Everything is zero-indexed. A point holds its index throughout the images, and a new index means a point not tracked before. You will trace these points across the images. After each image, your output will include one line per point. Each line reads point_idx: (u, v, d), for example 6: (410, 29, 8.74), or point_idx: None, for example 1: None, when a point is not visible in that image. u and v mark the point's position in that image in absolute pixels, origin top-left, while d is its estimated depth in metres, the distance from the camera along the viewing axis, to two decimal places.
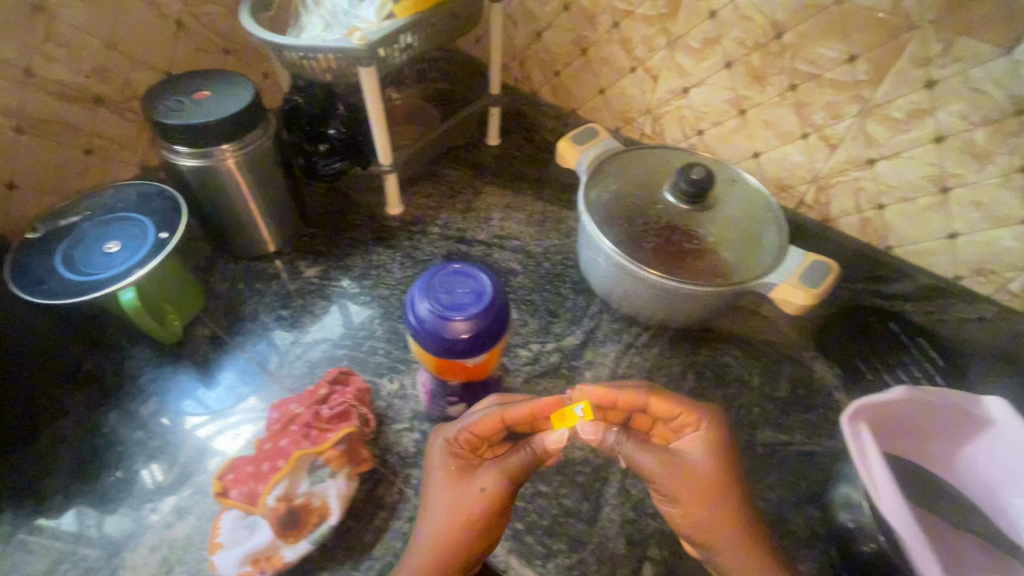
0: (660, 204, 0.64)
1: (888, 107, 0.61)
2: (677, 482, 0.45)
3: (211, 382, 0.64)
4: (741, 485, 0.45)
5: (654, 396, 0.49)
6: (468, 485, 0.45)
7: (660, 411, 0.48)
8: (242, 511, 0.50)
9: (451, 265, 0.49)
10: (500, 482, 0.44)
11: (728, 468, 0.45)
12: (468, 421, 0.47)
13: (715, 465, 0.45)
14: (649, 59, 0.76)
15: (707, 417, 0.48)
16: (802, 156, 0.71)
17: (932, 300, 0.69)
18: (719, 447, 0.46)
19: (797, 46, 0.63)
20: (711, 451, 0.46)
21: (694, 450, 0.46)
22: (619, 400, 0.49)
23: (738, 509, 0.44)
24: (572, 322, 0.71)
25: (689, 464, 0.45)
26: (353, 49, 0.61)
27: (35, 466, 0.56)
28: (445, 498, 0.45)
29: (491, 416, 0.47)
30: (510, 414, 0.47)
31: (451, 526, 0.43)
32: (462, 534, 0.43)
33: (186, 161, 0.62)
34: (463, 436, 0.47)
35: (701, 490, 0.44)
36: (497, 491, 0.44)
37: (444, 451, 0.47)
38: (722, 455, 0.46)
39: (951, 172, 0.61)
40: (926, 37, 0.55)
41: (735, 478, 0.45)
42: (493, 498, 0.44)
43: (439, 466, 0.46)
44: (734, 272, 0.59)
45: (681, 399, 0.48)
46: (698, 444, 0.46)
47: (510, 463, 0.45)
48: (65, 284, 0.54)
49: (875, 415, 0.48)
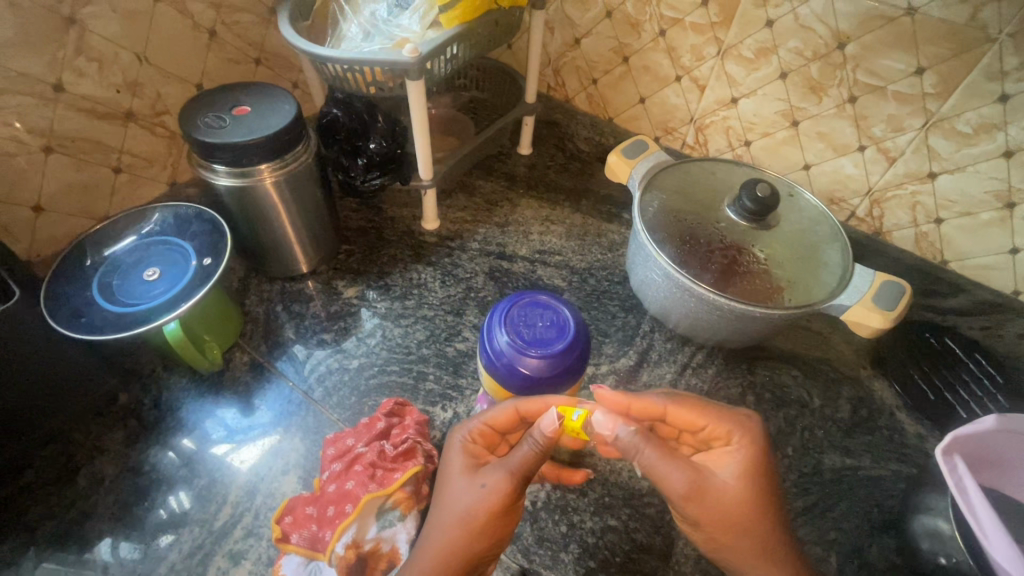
0: (721, 223, 0.61)
1: (955, 120, 0.58)
2: (701, 500, 0.41)
3: (252, 413, 0.61)
4: (774, 505, 0.42)
5: (677, 407, 0.46)
6: (473, 481, 0.41)
7: (682, 422, 0.46)
8: (304, 557, 0.49)
9: (537, 295, 0.49)
10: (503, 479, 0.40)
11: (757, 488, 0.42)
12: (483, 415, 0.45)
13: (742, 484, 0.42)
14: (696, 69, 0.73)
15: (737, 432, 0.45)
16: (856, 169, 0.68)
17: (993, 317, 0.65)
18: (746, 461, 0.43)
19: (860, 57, 0.61)
20: (739, 467, 0.43)
21: (720, 465, 0.44)
22: (636, 409, 0.47)
23: (764, 527, 0.42)
24: (624, 343, 0.69)
25: (712, 481, 0.42)
26: (402, 62, 0.57)
27: (74, 511, 0.53)
28: (450, 495, 0.42)
29: (505, 411, 0.45)
30: (523, 408, 0.44)
31: (453, 523, 0.40)
32: (464, 533, 0.40)
33: (224, 180, 0.58)
34: (477, 431, 0.45)
35: (725, 511, 0.41)
36: (501, 488, 0.40)
37: (455, 445, 0.44)
38: (752, 473, 0.43)
39: (1016, 187, 0.58)
40: (1005, 50, 0.53)
41: (763, 498, 0.42)
42: (497, 495, 0.40)
43: (450, 461, 0.44)
44: (807, 293, 0.56)
45: (706, 411, 0.46)
46: (727, 459, 0.44)
47: (515, 458, 0.41)
48: (106, 317, 0.52)
49: (965, 447, 0.47)
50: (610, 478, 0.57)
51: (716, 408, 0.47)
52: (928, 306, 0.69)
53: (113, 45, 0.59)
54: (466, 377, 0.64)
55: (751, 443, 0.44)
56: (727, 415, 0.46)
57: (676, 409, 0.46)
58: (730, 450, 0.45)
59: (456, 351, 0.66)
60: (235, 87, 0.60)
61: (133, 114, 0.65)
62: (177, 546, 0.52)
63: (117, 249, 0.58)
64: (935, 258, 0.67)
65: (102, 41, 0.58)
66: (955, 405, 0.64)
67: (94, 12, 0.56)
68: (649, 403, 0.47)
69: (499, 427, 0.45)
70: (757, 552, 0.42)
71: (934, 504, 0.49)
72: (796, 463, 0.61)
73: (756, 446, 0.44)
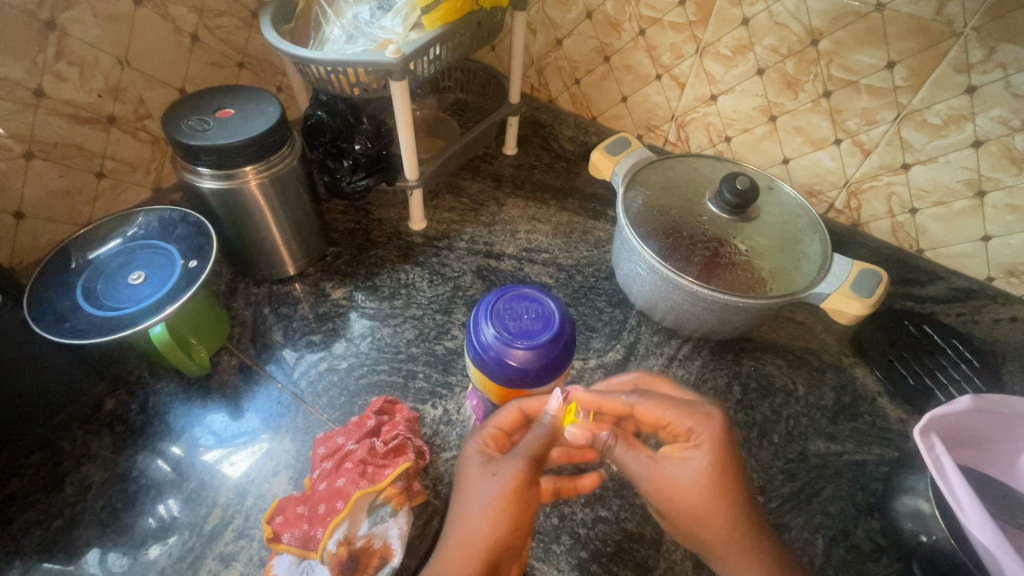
0: (704, 216, 0.62)
1: (926, 112, 0.60)
2: (658, 492, 0.44)
3: (241, 416, 0.61)
4: (732, 502, 0.41)
5: (642, 404, 0.46)
6: (490, 474, 0.41)
7: (649, 418, 0.46)
8: (296, 556, 0.49)
9: (522, 289, 0.50)
10: (517, 464, 0.41)
11: (714, 484, 0.41)
12: (492, 419, 0.45)
13: (698, 481, 0.41)
14: (675, 67, 0.75)
15: (702, 429, 0.43)
16: (833, 162, 0.69)
17: (968, 302, 0.67)
18: (704, 459, 0.42)
19: (833, 53, 0.62)
20: (696, 466, 0.42)
21: (680, 463, 0.43)
22: (605, 408, 0.48)
23: (721, 523, 0.41)
24: (611, 337, 0.70)
25: (667, 476, 0.43)
26: (385, 63, 0.57)
27: (62, 518, 0.52)
28: (468, 490, 0.41)
29: (510, 411, 0.45)
30: (527, 406, 0.45)
31: (475, 515, 0.39)
32: (489, 522, 0.39)
33: (209, 183, 0.57)
34: (486, 433, 0.45)
35: (679, 504, 0.42)
36: (520, 471, 0.41)
37: (468, 447, 0.44)
38: (711, 471, 0.41)
39: (986, 176, 0.60)
40: (970, 43, 0.54)
41: (721, 494, 0.41)
42: (519, 482, 0.40)
43: (466, 460, 0.43)
44: (789, 283, 0.57)
45: (668, 408, 0.45)
46: (686, 457, 0.43)
47: (528, 446, 0.43)
48: (91, 321, 0.51)
49: (942, 426, 0.48)
50: (601, 471, 0.57)
51: (680, 404, 0.45)
52: (906, 294, 0.71)
53: (95, 50, 0.59)
54: (455, 374, 0.64)
55: (711, 442, 0.42)
56: (689, 412, 0.44)
57: (640, 405, 0.46)
58: (692, 447, 0.43)
59: (445, 349, 0.67)
60: (218, 91, 0.60)
61: (115, 119, 0.65)
62: (166, 550, 0.52)
63: (103, 252, 0.58)
64: (911, 247, 0.69)
65: (84, 46, 0.58)
66: (934, 389, 0.65)
67: (74, 17, 0.56)
68: (615, 402, 0.47)
69: (506, 427, 0.45)
70: (715, 546, 0.41)
71: (915, 485, 0.50)
72: (783, 450, 0.62)
73: (715, 443, 0.42)
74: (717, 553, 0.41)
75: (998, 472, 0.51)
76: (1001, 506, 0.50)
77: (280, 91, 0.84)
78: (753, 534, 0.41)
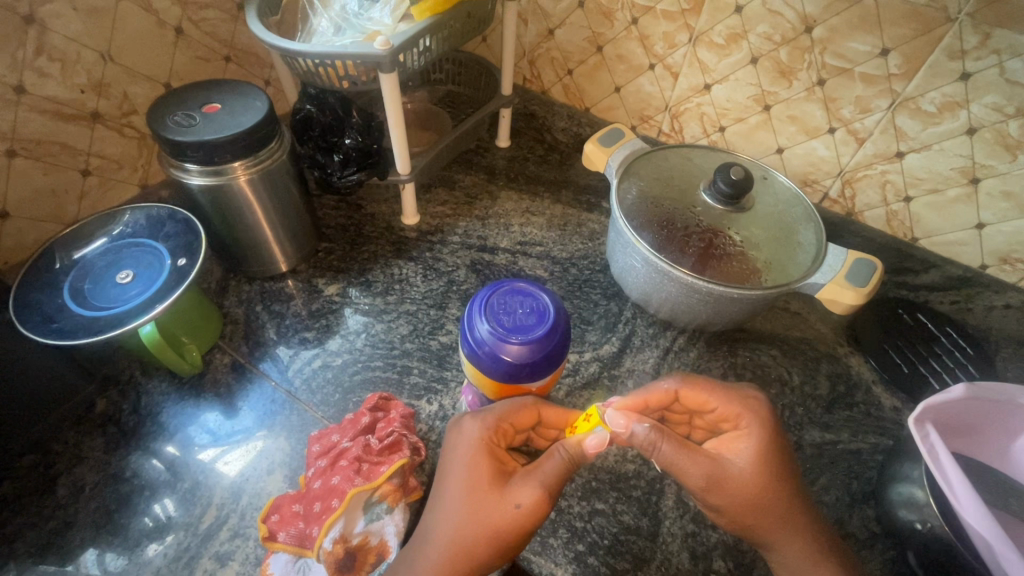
0: (698, 207, 0.61)
1: (921, 99, 0.60)
2: (720, 490, 0.43)
3: (234, 415, 0.60)
4: (789, 481, 0.44)
5: (686, 391, 0.48)
6: (503, 497, 0.40)
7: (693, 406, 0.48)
8: (292, 554, 0.50)
9: (516, 283, 0.49)
10: (537, 493, 0.40)
11: (772, 467, 0.44)
12: (506, 415, 0.45)
13: (757, 467, 0.43)
14: (669, 56, 0.74)
15: (750, 416, 0.46)
16: (828, 151, 0.69)
17: (961, 291, 0.67)
18: (759, 444, 0.44)
19: (827, 40, 0.62)
20: (753, 452, 0.44)
21: (734, 451, 0.44)
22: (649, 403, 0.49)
23: (779, 504, 0.43)
24: (606, 330, 0.70)
25: (728, 469, 0.43)
26: (373, 54, 0.56)
27: (55, 521, 0.52)
28: (473, 505, 0.40)
29: (526, 410, 0.46)
30: (546, 413, 0.47)
31: (475, 536, 0.39)
32: (487, 547, 0.39)
33: (196, 180, 0.57)
34: (499, 430, 0.45)
35: (743, 497, 0.43)
36: (535, 506, 0.40)
37: (474, 442, 0.43)
38: (766, 453, 0.44)
39: (981, 163, 0.59)
40: (964, 29, 0.54)
41: (776, 477, 0.44)
42: (532, 514, 0.39)
43: (471, 464, 0.42)
44: (783, 273, 0.57)
45: (713, 394, 0.47)
46: (741, 445, 0.45)
47: (544, 474, 0.41)
48: (78, 321, 0.51)
49: (934, 414, 0.48)
50: (597, 463, 0.58)
51: (722, 390, 0.47)
52: (901, 283, 0.71)
53: (77, 44, 0.58)
54: (451, 369, 0.64)
55: (761, 424, 0.45)
56: (735, 397, 0.47)
57: (685, 392, 0.48)
58: (744, 436, 0.45)
59: (440, 344, 0.66)
60: (204, 85, 0.59)
61: (99, 115, 0.63)
62: (163, 550, 0.51)
63: (88, 251, 0.57)
64: (906, 235, 0.69)
65: (65, 41, 0.57)
66: (929, 376, 0.65)
67: (55, 11, 0.55)
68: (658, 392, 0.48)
69: (518, 426, 0.46)
70: (775, 527, 0.43)
71: (910, 473, 0.50)
72: None
73: (766, 424, 0.45)
74: (776, 533, 0.44)
75: (987, 458, 0.52)
76: (995, 493, 0.50)
77: (269, 85, 0.83)
78: (803, 510, 0.44)
